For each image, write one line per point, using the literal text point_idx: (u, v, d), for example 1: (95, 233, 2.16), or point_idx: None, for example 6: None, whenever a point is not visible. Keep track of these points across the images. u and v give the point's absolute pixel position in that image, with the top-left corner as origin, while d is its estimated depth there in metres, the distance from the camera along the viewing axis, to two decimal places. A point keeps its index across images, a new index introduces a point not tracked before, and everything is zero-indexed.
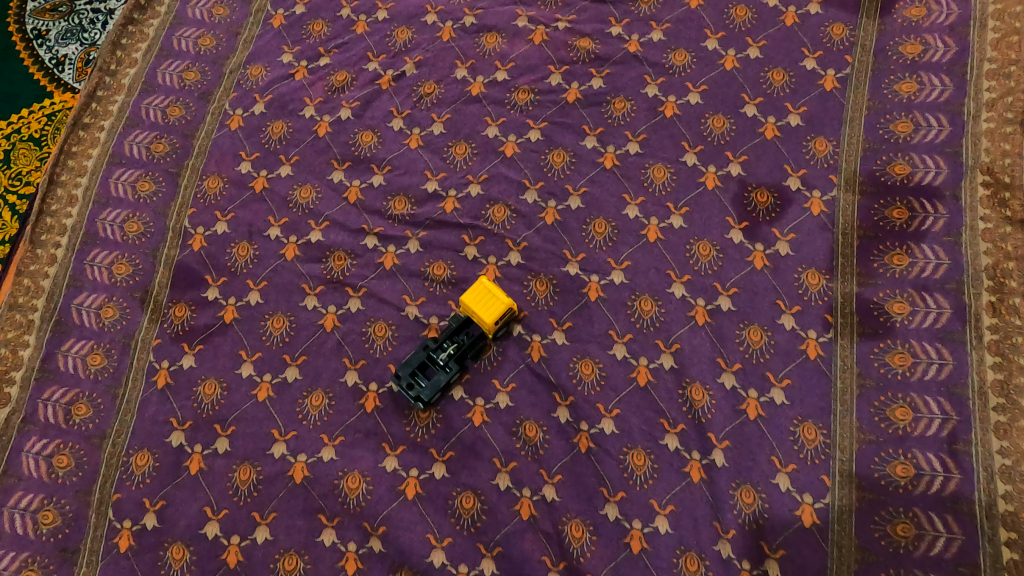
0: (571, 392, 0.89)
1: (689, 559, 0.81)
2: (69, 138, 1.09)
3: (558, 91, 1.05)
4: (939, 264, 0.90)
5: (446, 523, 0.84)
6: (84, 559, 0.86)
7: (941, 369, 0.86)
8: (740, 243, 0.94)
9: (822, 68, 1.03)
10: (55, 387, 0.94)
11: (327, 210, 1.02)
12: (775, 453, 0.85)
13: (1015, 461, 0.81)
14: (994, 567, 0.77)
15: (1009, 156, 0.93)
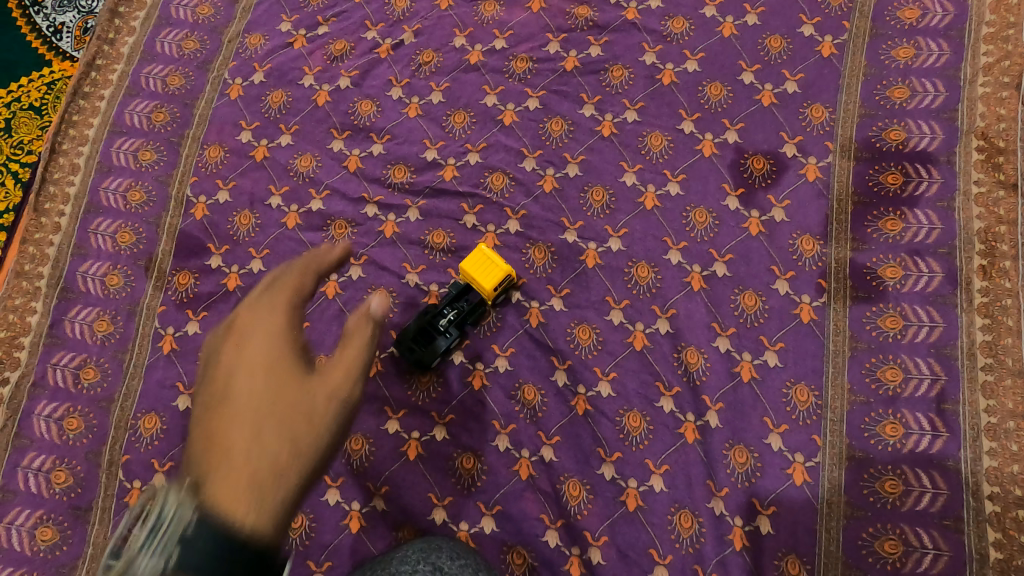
0: (569, 356, 0.91)
1: (683, 516, 0.83)
2: (69, 108, 1.10)
3: (556, 59, 1.06)
4: (932, 229, 0.92)
5: (447, 483, 0.87)
6: (96, 518, 0.90)
7: (931, 332, 0.88)
8: (736, 210, 0.96)
9: (819, 35, 1.03)
10: (64, 353, 0.97)
11: (328, 179, 1.03)
12: (768, 414, 0.87)
13: (1001, 419, 0.83)
14: (976, 520, 0.80)
15: (1005, 121, 0.94)
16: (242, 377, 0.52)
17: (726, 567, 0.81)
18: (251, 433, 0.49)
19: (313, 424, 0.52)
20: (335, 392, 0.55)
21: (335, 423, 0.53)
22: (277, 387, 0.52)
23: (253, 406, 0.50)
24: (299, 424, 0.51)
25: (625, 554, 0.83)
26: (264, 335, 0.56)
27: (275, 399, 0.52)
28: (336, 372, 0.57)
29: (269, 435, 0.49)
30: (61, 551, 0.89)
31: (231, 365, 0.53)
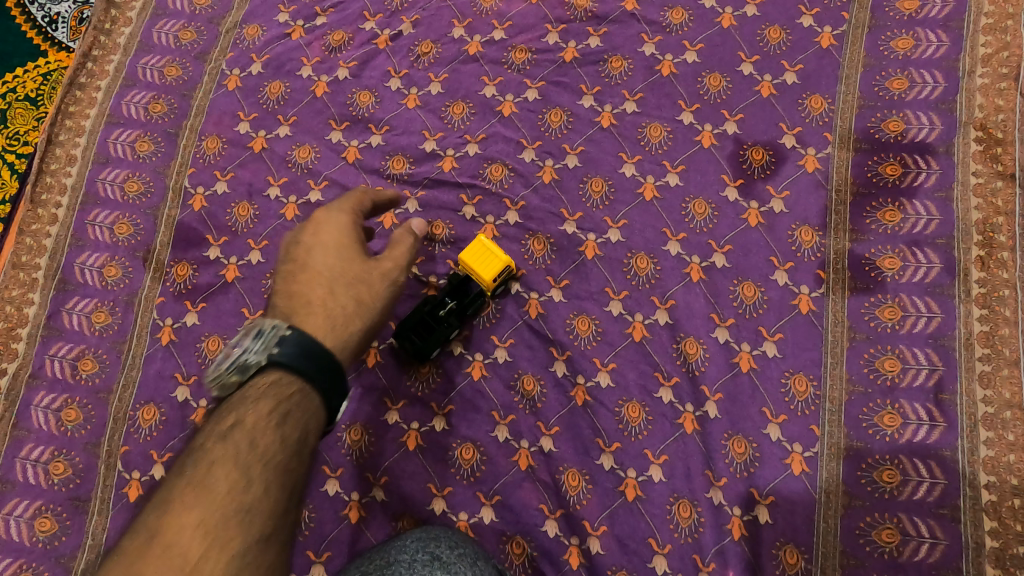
0: (568, 347, 0.91)
1: (682, 506, 0.84)
2: (65, 98, 1.10)
3: (555, 50, 1.05)
4: (931, 220, 0.92)
5: (446, 473, 0.87)
6: (95, 508, 0.90)
7: (929, 322, 0.88)
8: (735, 201, 0.96)
9: (818, 26, 1.03)
10: (62, 344, 0.97)
11: (326, 170, 1.03)
12: (766, 404, 0.87)
13: (998, 409, 0.83)
14: (972, 509, 0.81)
15: (1003, 112, 0.94)
16: (323, 257, 0.77)
17: (725, 556, 0.82)
18: (327, 291, 0.74)
19: (371, 289, 0.77)
20: (391, 268, 0.81)
21: (391, 287, 0.80)
22: (346, 265, 0.77)
23: (326, 275, 0.75)
24: (359, 288, 0.76)
25: (624, 544, 0.83)
26: (337, 230, 0.81)
27: (345, 272, 0.77)
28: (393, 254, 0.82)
29: (342, 296, 0.74)
30: (61, 541, 0.89)
31: (310, 249, 0.78)
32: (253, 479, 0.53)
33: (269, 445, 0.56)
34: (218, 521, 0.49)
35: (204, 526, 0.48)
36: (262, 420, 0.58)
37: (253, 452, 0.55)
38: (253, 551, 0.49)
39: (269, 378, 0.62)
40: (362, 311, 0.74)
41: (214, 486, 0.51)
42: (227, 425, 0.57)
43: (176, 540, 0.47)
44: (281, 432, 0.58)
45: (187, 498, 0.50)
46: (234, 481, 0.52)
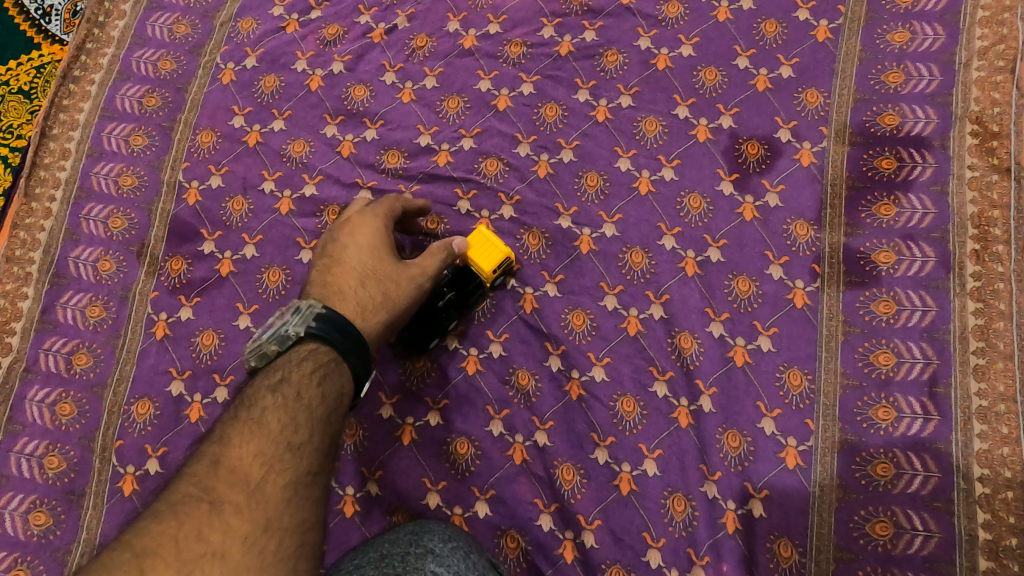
0: (562, 341, 0.91)
1: (676, 499, 0.84)
2: (59, 92, 1.09)
3: (550, 44, 1.05)
4: (926, 214, 0.92)
5: (441, 468, 0.87)
6: (90, 502, 0.90)
7: (924, 316, 0.88)
8: (730, 195, 0.95)
9: (814, 19, 1.02)
10: (56, 338, 0.97)
11: (321, 164, 1.03)
12: (761, 398, 0.87)
13: (992, 403, 0.83)
14: (966, 502, 0.81)
15: (999, 105, 0.94)
16: (357, 255, 0.87)
17: (719, 550, 0.82)
18: (358, 283, 0.84)
19: (398, 290, 0.86)
20: (421, 273, 0.88)
21: (417, 292, 0.87)
22: (382, 264, 0.87)
23: (359, 272, 0.85)
24: (387, 288, 0.85)
25: (618, 538, 0.83)
26: (372, 232, 0.89)
27: (378, 272, 0.86)
28: (426, 260, 0.89)
29: (370, 291, 0.84)
30: (56, 535, 0.89)
31: (348, 246, 0.88)
32: (299, 424, 0.67)
33: (310, 398, 0.70)
34: (272, 452, 0.64)
35: (261, 454, 0.64)
36: (302, 379, 0.71)
37: (293, 407, 0.68)
38: (300, 471, 0.64)
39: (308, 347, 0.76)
40: (388, 308, 0.84)
41: (268, 426, 0.66)
42: (275, 380, 0.71)
43: (239, 464, 0.63)
44: (318, 391, 0.71)
45: (246, 432, 0.65)
46: (282, 425, 0.67)
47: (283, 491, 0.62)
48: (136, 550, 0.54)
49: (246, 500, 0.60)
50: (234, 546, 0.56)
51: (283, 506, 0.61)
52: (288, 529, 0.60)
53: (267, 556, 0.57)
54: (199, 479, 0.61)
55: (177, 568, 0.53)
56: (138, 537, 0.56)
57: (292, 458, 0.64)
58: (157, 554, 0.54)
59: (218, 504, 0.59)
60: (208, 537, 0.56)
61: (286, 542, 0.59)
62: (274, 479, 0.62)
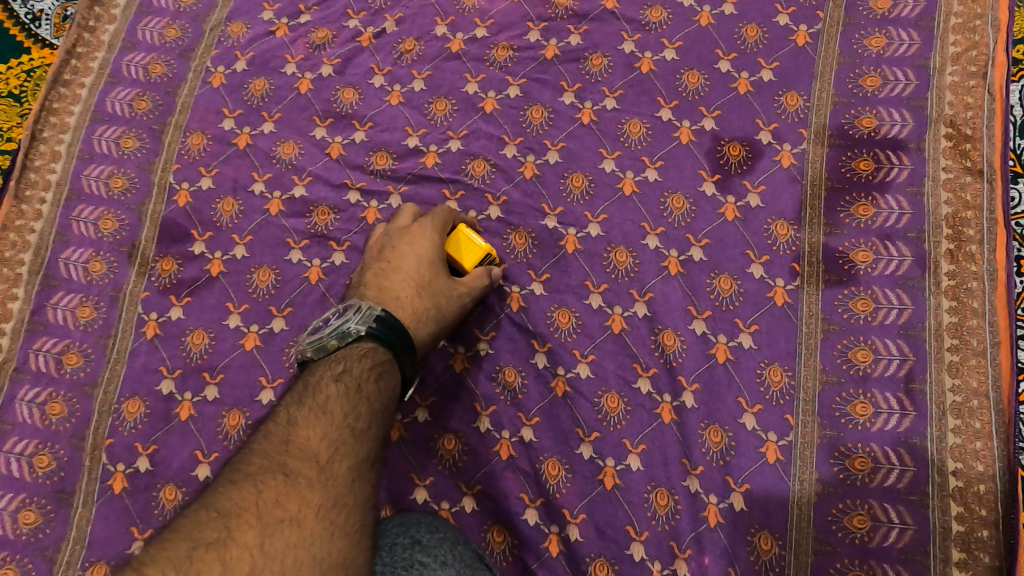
0: (548, 339, 0.92)
1: (659, 494, 0.85)
2: (49, 95, 1.10)
3: (536, 48, 1.07)
4: (903, 214, 0.94)
5: (429, 464, 0.88)
6: (80, 500, 0.91)
7: (901, 314, 0.90)
8: (712, 195, 0.97)
9: (794, 24, 1.05)
10: (47, 338, 0.98)
11: (310, 166, 1.04)
12: (742, 394, 0.89)
13: (965, 398, 0.86)
14: (940, 495, 0.83)
15: (972, 109, 0.97)
16: (414, 263, 0.89)
17: (701, 543, 0.84)
18: (415, 292, 0.87)
19: (448, 306, 0.88)
20: (470, 292, 0.90)
21: (462, 309, 0.90)
22: (437, 277, 0.88)
23: (415, 281, 0.88)
24: (439, 302, 0.87)
25: (602, 531, 0.85)
26: (429, 242, 0.90)
27: (432, 283, 0.88)
28: (477, 280, 0.90)
29: (423, 302, 0.86)
30: (45, 534, 0.90)
31: (406, 252, 0.89)
32: (361, 413, 0.72)
33: (370, 390, 0.74)
34: (338, 436, 0.69)
35: (328, 436, 0.69)
36: (364, 372, 0.75)
37: (355, 397, 0.73)
38: (363, 457, 0.69)
39: (365, 347, 0.78)
40: (437, 322, 0.87)
41: (333, 413, 0.71)
42: (337, 371, 0.75)
43: (308, 444, 0.68)
44: (377, 385, 0.75)
45: (313, 416, 0.70)
46: (345, 412, 0.71)
47: (349, 473, 0.67)
48: (220, 511, 0.61)
49: (317, 477, 0.65)
50: (310, 517, 0.62)
51: (349, 485, 0.66)
52: (355, 506, 0.65)
53: (338, 528, 0.63)
54: (273, 454, 0.67)
55: (260, 532, 0.59)
56: (220, 500, 0.62)
57: (356, 443, 0.70)
58: (241, 517, 0.60)
59: (293, 478, 0.65)
60: (285, 505, 0.62)
61: (353, 518, 0.64)
62: (342, 461, 0.68)
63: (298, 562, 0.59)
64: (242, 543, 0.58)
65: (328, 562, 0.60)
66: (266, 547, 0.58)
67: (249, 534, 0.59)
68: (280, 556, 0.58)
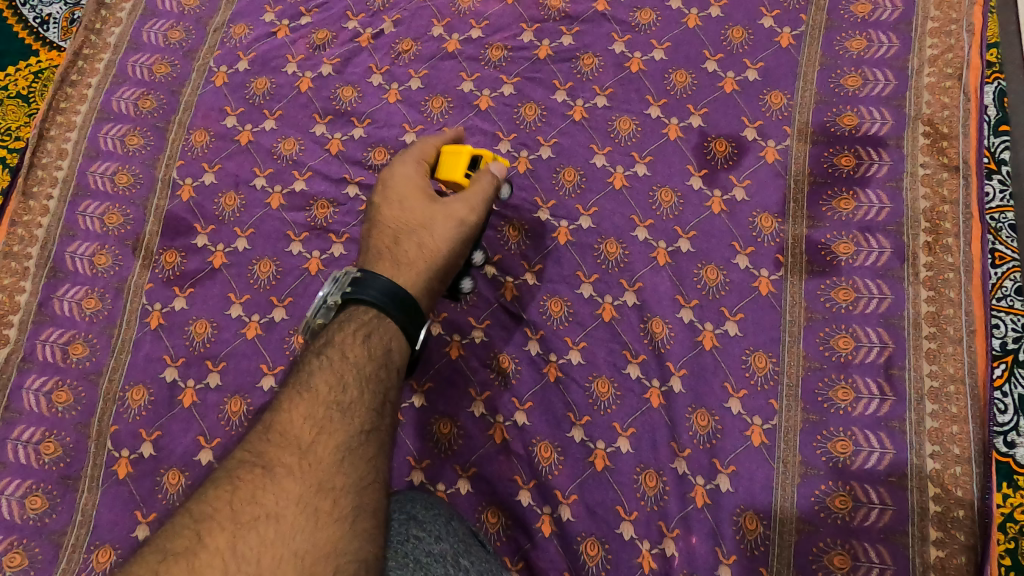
0: (541, 326, 0.95)
1: (648, 475, 0.88)
2: (57, 95, 1.14)
3: (530, 48, 1.10)
4: (882, 208, 0.98)
5: (425, 447, 0.91)
6: (85, 485, 0.93)
7: (880, 303, 0.93)
8: (700, 189, 1.01)
9: (778, 26, 1.09)
10: (53, 329, 1.01)
11: (310, 161, 1.07)
12: (728, 379, 0.92)
13: (942, 383, 0.89)
14: (918, 476, 0.86)
15: (948, 109, 1.01)
16: (392, 210, 0.86)
17: (689, 522, 0.87)
18: (394, 240, 0.83)
19: (436, 242, 0.83)
20: (459, 222, 0.85)
21: (455, 243, 0.85)
22: (419, 215, 0.85)
23: (396, 227, 0.85)
24: (424, 239, 0.83)
25: (593, 511, 0.87)
26: (403, 181, 0.88)
27: (413, 223, 0.84)
28: (463, 208, 0.86)
29: (407, 246, 0.82)
30: (51, 518, 0.92)
31: (383, 204, 0.87)
32: (347, 384, 0.67)
33: (356, 359, 0.69)
34: (322, 414, 0.63)
35: (311, 417, 0.63)
36: (347, 341, 0.71)
37: (339, 368, 0.68)
38: (352, 431, 0.63)
39: (350, 314, 0.75)
40: (429, 260, 0.82)
41: (316, 390, 0.65)
42: (321, 348, 0.71)
43: (289, 427, 0.62)
44: (365, 351, 0.70)
45: (294, 399, 0.65)
46: (329, 387, 0.66)
47: (336, 452, 0.61)
48: (194, 516, 0.56)
49: (298, 462, 0.59)
50: (289, 508, 0.56)
51: (337, 466, 0.60)
52: (345, 488, 0.59)
53: (323, 516, 0.57)
54: (253, 444, 0.62)
55: (234, 531, 0.54)
56: (195, 504, 0.57)
57: (343, 418, 0.63)
58: (213, 519, 0.55)
59: (271, 468, 0.59)
60: (263, 499, 0.57)
61: (342, 501, 0.58)
62: (327, 441, 0.61)
63: (276, 559, 0.53)
64: (214, 546, 0.53)
65: (314, 553, 0.55)
66: (240, 547, 0.53)
67: (222, 536, 0.54)
68: (256, 555, 0.53)
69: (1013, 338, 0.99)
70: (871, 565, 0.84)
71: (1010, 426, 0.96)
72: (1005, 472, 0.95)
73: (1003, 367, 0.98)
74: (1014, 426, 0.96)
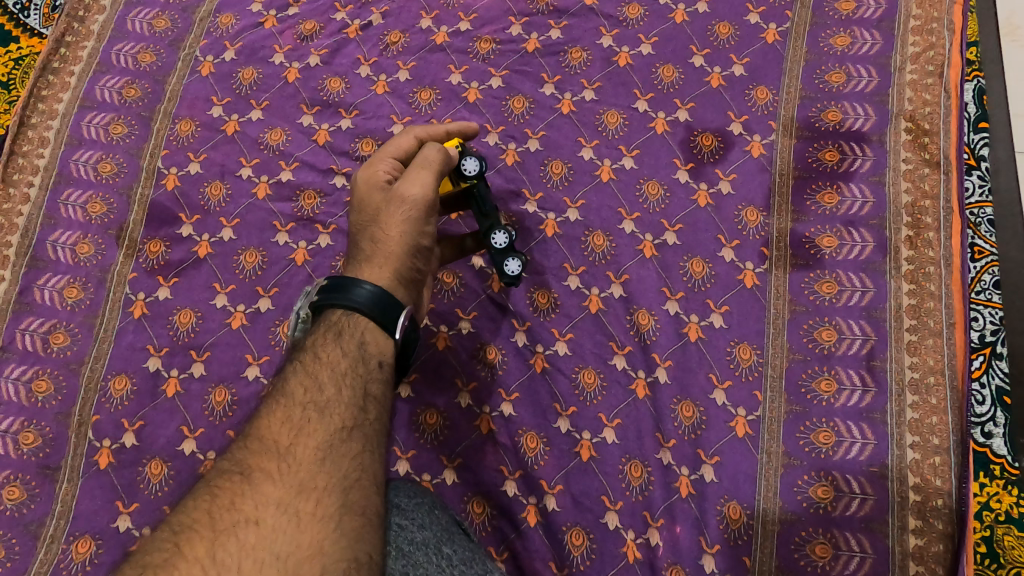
0: (528, 318, 0.96)
1: (634, 466, 0.89)
2: (38, 83, 1.12)
3: (518, 41, 1.11)
4: (865, 203, 0.99)
5: (411, 437, 0.91)
6: (65, 476, 0.92)
7: (863, 296, 0.95)
8: (686, 182, 1.02)
9: (764, 23, 1.10)
10: (33, 318, 0.99)
11: (297, 151, 1.07)
12: (713, 370, 0.93)
13: (923, 375, 0.90)
14: (899, 466, 0.87)
15: (930, 106, 1.03)
16: (355, 213, 0.79)
17: (673, 513, 0.87)
18: (358, 245, 0.77)
19: (386, 231, 0.75)
20: (405, 202, 0.76)
21: (409, 225, 0.76)
22: (369, 209, 0.78)
23: (360, 230, 0.78)
24: (375, 232, 0.76)
25: (578, 501, 0.88)
26: (361, 181, 0.80)
27: (362, 220, 0.77)
28: (406, 185, 0.76)
29: (362, 246, 0.76)
30: (30, 509, 0.91)
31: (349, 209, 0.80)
32: (323, 383, 0.64)
33: (330, 357, 0.66)
34: (299, 416, 0.62)
35: (289, 419, 0.62)
36: (320, 339, 0.68)
37: (314, 369, 0.65)
38: (333, 430, 0.61)
39: (322, 315, 0.71)
40: (384, 253, 0.75)
41: (291, 393, 0.64)
42: (295, 351, 0.69)
43: (267, 433, 0.61)
44: (338, 349, 0.67)
45: (270, 404, 0.63)
46: (306, 389, 0.64)
47: (316, 452, 0.59)
48: (173, 528, 0.54)
49: (277, 467, 0.58)
50: (269, 512, 0.55)
51: (318, 466, 0.59)
52: (328, 487, 0.57)
53: (306, 517, 0.55)
54: (231, 453, 0.60)
55: (212, 539, 0.53)
56: (174, 515, 0.56)
57: (322, 417, 0.62)
58: (191, 530, 0.54)
59: (250, 474, 0.58)
60: (242, 506, 0.55)
61: (325, 500, 0.57)
62: (307, 443, 0.60)
63: (257, 563, 0.52)
64: (193, 557, 0.52)
65: (298, 554, 0.54)
66: (219, 555, 0.52)
67: (200, 546, 0.53)
68: (237, 561, 0.52)
69: (991, 330, 1.01)
70: (852, 554, 0.85)
71: (988, 417, 0.98)
72: (982, 462, 0.96)
73: (981, 359, 1.00)
74: (992, 417, 0.98)
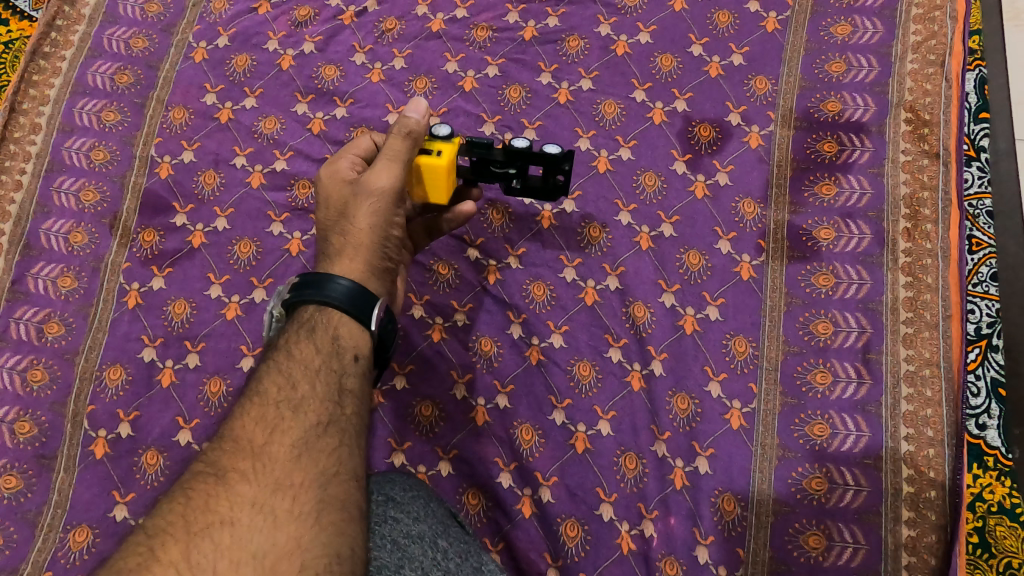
0: (524, 310, 0.95)
1: (628, 458, 0.89)
2: (29, 67, 1.11)
3: (515, 29, 1.09)
4: (863, 194, 0.98)
5: (406, 429, 0.91)
6: (62, 465, 0.92)
7: (859, 288, 0.94)
8: (683, 173, 1.01)
9: (764, 11, 1.09)
10: (27, 307, 0.99)
11: (291, 141, 1.06)
12: (708, 363, 0.93)
13: (918, 367, 0.90)
14: (892, 458, 0.87)
15: (930, 96, 1.02)
16: (323, 209, 0.77)
17: (667, 504, 0.87)
18: (327, 240, 0.75)
19: (355, 224, 0.74)
20: (372, 194, 0.74)
21: (378, 217, 0.74)
22: (337, 203, 0.75)
23: (327, 225, 0.75)
24: (344, 225, 0.74)
25: (573, 493, 0.88)
26: (327, 176, 0.77)
27: (331, 216, 0.75)
28: (373, 175, 0.74)
29: (331, 241, 0.74)
30: (26, 497, 0.91)
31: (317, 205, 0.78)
32: (297, 381, 0.64)
33: (303, 354, 0.65)
34: (273, 414, 0.61)
35: (264, 418, 0.61)
36: (293, 336, 0.67)
37: (288, 366, 0.65)
38: (308, 426, 0.61)
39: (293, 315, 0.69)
40: (354, 246, 0.73)
41: (265, 392, 0.63)
42: (269, 349, 0.68)
43: (241, 433, 0.60)
44: (311, 345, 0.66)
45: (244, 404, 0.62)
46: (280, 387, 0.64)
47: (291, 450, 0.59)
48: (147, 532, 0.54)
49: (252, 467, 0.58)
50: (245, 512, 0.55)
51: (294, 463, 0.59)
52: (305, 484, 0.57)
53: (282, 515, 0.55)
54: (206, 455, 0.60)
55: (187, 541, 0.53)
56: (149, 519, 0.55)
57: (296, 414, 0.61)
58: (165, 533, 0.53)
59: (224, 475, 0.57)
60: (217, 507, 0.55)
61: (303, 497, 0.57)
62: (282, 441, 0.60)
63: (234, 563, 0.52)
64: (167, 560, 0.52)
65: (276, 552, 0.54)
66: (194, 556, 0.52)
67: (174, 548, 0.52)
68: (213, 562, 0.52)
69: (987, 322, 1.01)
70: (845, 545, 0.85)
71: (983, 409, 0.98)
72: (976, 454, 0.97)
73: (977, 351, 1.00)
74: (986, 409, 0.98)
